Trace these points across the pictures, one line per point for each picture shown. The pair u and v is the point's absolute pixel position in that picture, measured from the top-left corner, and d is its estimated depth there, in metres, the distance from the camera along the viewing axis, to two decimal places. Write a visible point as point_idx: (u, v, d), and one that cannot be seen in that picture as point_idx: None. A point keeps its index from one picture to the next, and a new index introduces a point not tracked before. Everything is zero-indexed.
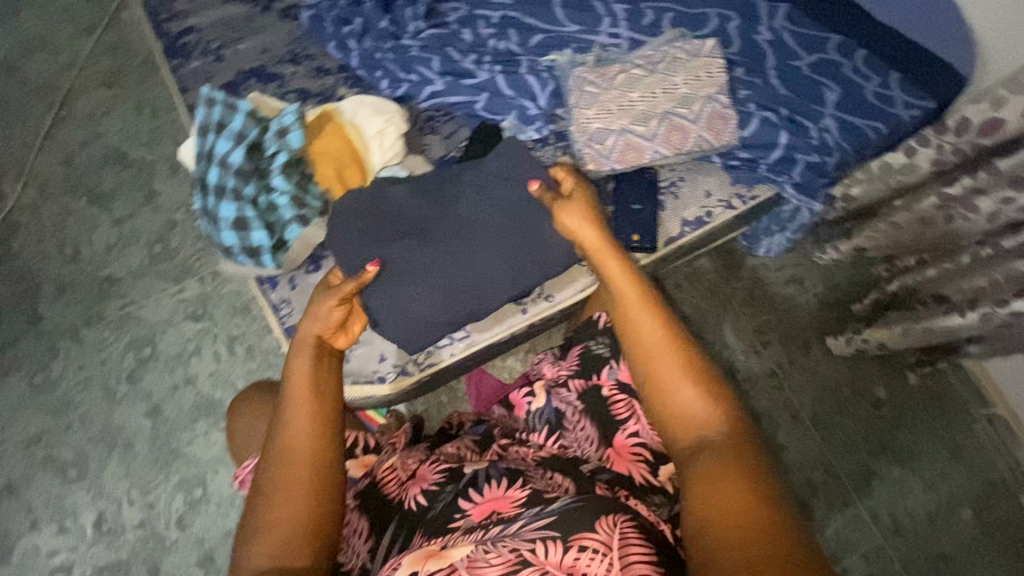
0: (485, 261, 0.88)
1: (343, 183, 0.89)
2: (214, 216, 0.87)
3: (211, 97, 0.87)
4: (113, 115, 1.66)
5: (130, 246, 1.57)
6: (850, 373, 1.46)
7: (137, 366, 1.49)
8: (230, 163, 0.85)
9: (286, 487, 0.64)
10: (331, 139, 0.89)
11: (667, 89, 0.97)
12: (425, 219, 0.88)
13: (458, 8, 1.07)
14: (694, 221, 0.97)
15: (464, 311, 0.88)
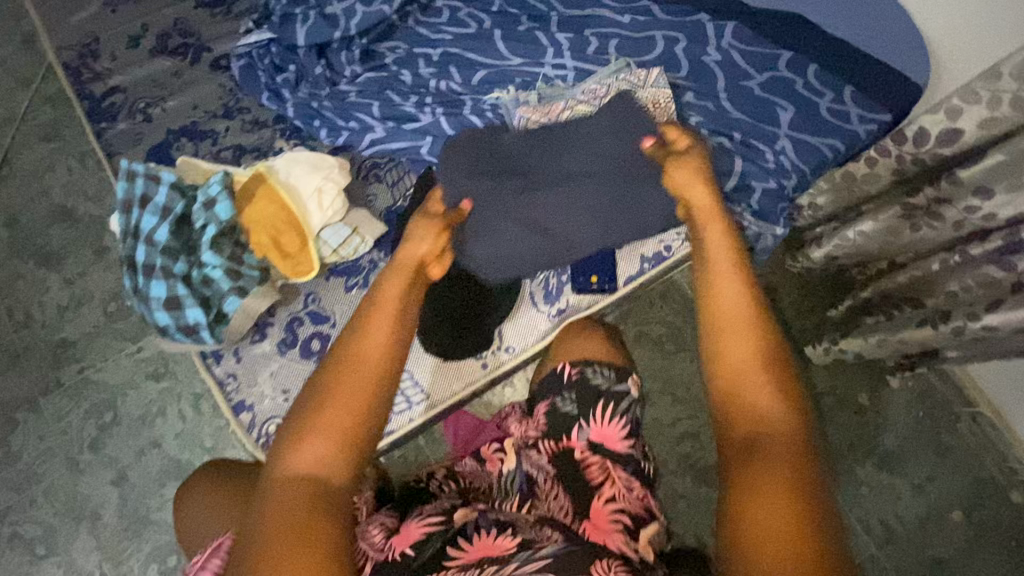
0: (582, 202, 0.89)
1: (281, 249, 0.85)
2: (144, 295, 0.82)
3: (132, 170, 0.84)
4: (57, 170, 1.59)
5: (84, 307, 1.51)
6: (827, 379, 1.40)
7: (100, 433, 1.43)
8: (157, 240, 0.81)
9: (334, 418, 0.56)
10: (264, 205, 0.85)
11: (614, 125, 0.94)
12: (529, 155, 0.91)
13: (397, 48, 1.04)
14: (653, 257, 0.94)
15: (555, 246, 0.90)
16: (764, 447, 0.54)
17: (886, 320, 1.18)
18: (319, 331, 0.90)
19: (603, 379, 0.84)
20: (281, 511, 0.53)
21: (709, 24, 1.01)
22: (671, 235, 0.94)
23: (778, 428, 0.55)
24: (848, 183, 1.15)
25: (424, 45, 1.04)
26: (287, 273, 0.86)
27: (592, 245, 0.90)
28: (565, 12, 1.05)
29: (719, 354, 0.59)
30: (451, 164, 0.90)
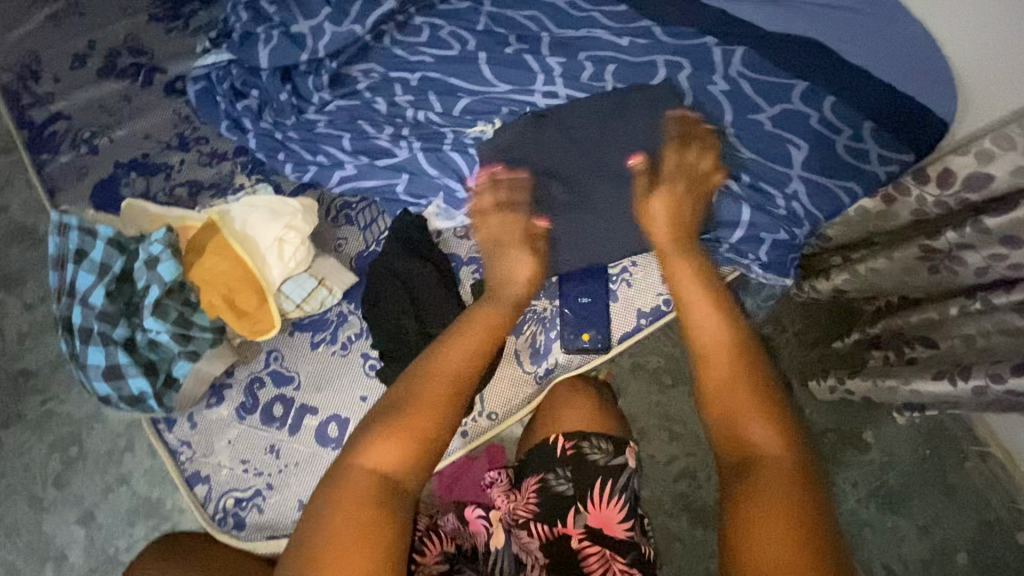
0: (617, 207, 0.85)
1: (237, 308, 0.77)
2: (81, 363, 0.74)
3: (66, 223, 0.76)
4: (15, 185, 1.49)
5: (46, 334, 1.42)
6: (833, 416, 1.23)
7: (64, 469, 1.34)
8: (93, 304, 0.73)
9: (423, 406, 0.60)
10: (216, 260, 0.77)
11: (609, 169, 0.86)
12: (569, 160, 0.87)
13: (371, 71, 0.93)
14: (651, 312, 0.86)
15: (587, 250, 0.85)
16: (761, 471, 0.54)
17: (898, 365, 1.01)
18: (282, 394, 0.81)
19: (600, 453, 0.74)
20: (353, 493, 0.54)
21: (717, 49, 0.92)
22: None
23: (774, 449, 0.56)
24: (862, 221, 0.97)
25: (401, 68, 0.93)
26: (244, 333, 0.77)
27: (631, 248, 0.85)
28: (557, 30, 0.95)
29: (709, 385, 0.63)
30: (494, 168, 0.86)
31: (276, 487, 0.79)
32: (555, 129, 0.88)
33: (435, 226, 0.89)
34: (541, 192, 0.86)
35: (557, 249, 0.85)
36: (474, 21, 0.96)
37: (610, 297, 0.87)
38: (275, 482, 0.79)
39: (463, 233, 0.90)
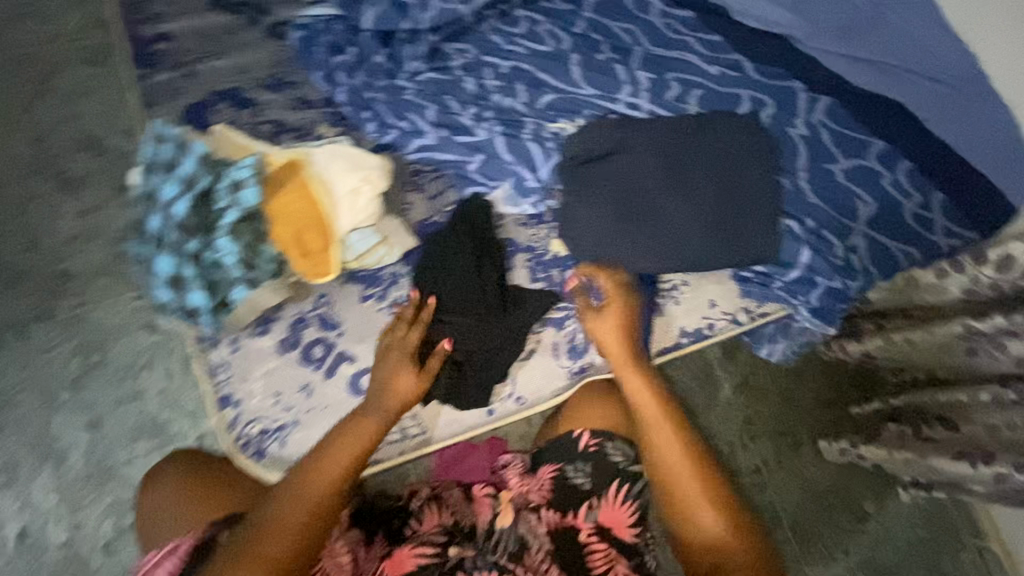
0: (691, 215, 0.83)
1: (303, 247, 0.79)
2: (148, 268, 0.77)
3: (162, 133, 0.78)
4: (94, 97, 1.54)
5: (93, 242, 1.46)
6: (840, 479, 1.25)
7: (83, 373, 1.39)
8: (174, 213, 0.75)
9: (276, 538, 0.62)
10: (295, 197, 0.79)
11: (690, 183, 0.84)
12: (649, 165, 0.84)
13: (465, 51, 0.96)
14: (693, 333, 0.87)
15: (657, 254, 0.83)
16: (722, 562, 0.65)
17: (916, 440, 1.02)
18: (324, 338, 0.84)
19: (621, 456, 0.75)
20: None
21: (802, 94, 0.94)
22: (716, 313, 0.87)
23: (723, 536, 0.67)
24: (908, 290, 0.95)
25: (495, 54, 0.96)
26: (304, 273, 0.80)
27: (692, 265, 0.84)
28: (651, 48, 0.98)
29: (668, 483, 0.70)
30: (574, 172, 0.85)
31: (303, 425, 0.81)
32: (635, 129, 0.86)
33: (504, 210, 0.91)
34: (607, 188, 0.84)
35: (619, 251, 0.84)
36: (572, 24, 0.99)
37: (653, 312, 0.87)
38: (303, 418, 0.81)
39: (524, 221, 0.91)
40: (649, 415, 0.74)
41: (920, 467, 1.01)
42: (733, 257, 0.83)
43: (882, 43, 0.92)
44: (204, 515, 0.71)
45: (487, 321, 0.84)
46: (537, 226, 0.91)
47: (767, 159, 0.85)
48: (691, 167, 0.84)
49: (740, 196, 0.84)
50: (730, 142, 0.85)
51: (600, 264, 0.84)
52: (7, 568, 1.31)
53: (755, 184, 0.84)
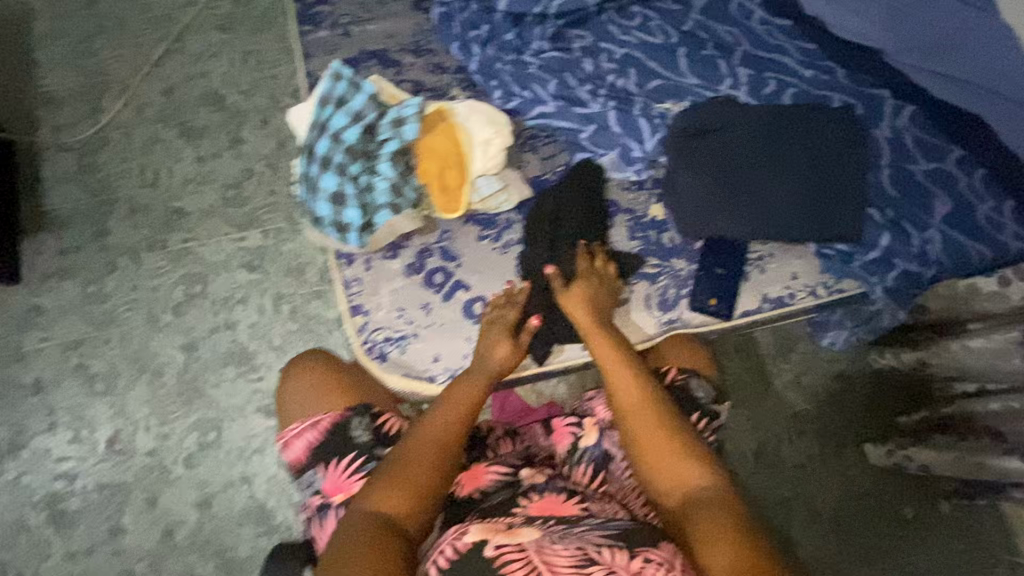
0: (787, 189, 0.92)
1: (442, 181, 0.92)
2: (315, 185, 0.92)
3: (338, 72, 0.93)
4: (221, 58, 1.71)
5: (206, 185, 1.62)
6: (880, 484, 1.41)
7: (185, 300, 1.53)
8: (344, 139, 0.90)
9: (415, 470, 0.75)
10: (441, 138, 0.92)
11: (789, 161, 0.93)
12: (753, 141, 0.93)
13: (583, 37, 1.09)
14: (775, 300, 0.95)
15: (753, 220, 0.92)
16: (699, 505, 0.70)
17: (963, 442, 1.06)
18: (445, 266, 0.95)
19: (704, 394, 0.85)
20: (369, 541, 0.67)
21: (888, 101, 1.05)
22: (797, 285, 0.96)
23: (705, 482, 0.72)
24: (968, 298, 1.01)
25: (610, 42, 1.08)
26: (438, 207, 0.92)
27: (781, 235, 0.93)
28: (750, 49, 1.09)
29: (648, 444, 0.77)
30: (683, 143, 0.95)
31: (421, 338, 0.92)
32: (741, 112, 0.95)
33: (610, 175, 1.02)
34: (712, 160, 0.94)
35: (720, 215, 0.92)
36: (681, 22, 1.11)
37: (742, 276, 0.96)
38: (422, 332, 0.93)
39: (626, 186, 1.02)
40: (621, 380, 0.81)
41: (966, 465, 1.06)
42: (820, 233, 0.92)
43: (971, 63, 0.92)
44: (344, 396, 0.88)
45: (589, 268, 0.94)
46: (638, 191, 1.01)
47: (860, 149, 0.93)
48: (791, 147, 0.93)
49: (831, 180, 0.92)
50: (826, 132, 0.94)
51: (698, 227, 0.93)
52: (95, 470, 1.42)
53: (851, 169, 0.93)
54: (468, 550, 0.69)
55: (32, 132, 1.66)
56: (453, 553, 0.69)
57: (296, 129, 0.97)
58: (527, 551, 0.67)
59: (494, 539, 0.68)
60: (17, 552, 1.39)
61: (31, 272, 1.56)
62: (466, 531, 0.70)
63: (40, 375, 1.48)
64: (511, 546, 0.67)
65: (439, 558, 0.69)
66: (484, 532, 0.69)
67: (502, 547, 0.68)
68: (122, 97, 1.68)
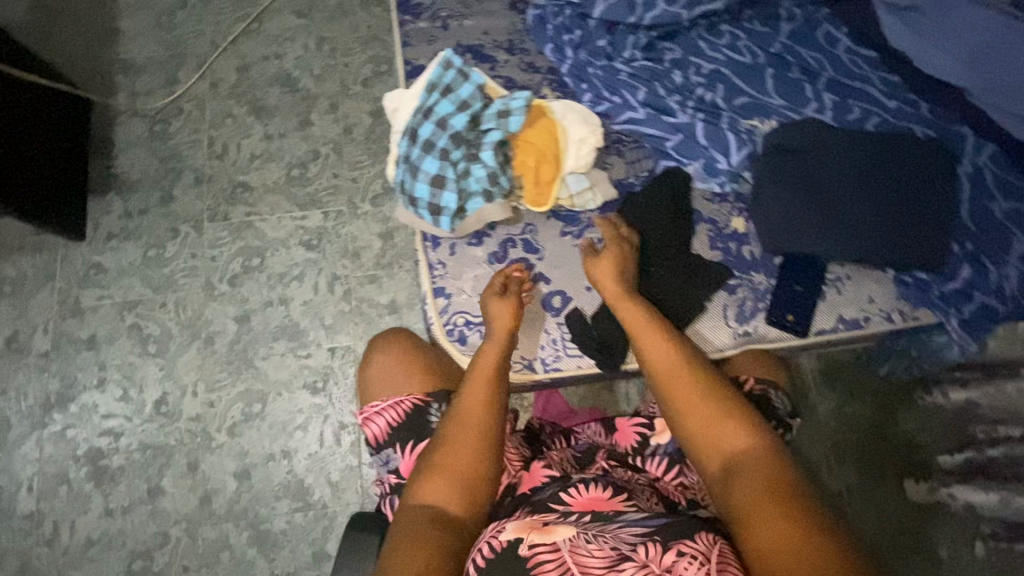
0: (871, 213, 0.95)
1: (536, 174, 0.95)
2: (415, 166, 0.95)
3: (450, 63, 0.98)
4: (296, 42, 1.75)
5: (271, 163, 1.65)
6: None
7: (242, 273, 1.55)
8: (450, 125, 0.94)
9: (455, 455, 0.77)
10: (540, 133, 0.96)
11: (875, 186, 0.95)
12: (840, 164, 0.96)
13: (673, 50, 1.12)
14: (850, 321, 0.96)
15: (835, 240, 0.94)
16: (739, 475, 0.71)
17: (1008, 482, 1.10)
18: (526, 259, 0.98)
19: (782, 405, 0.86)
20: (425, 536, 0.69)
21: (969, 138, 1.05)
22: (873, 309, 0.97)
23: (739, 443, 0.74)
24: None
25: (699, 56, 1.11)
26: (528, 200, 0.95)
27: (862, 255, 0.94)
28: (836, 76, 1.11)
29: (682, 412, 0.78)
30: (770, 160, 0.98)
31: None
32: (831, 136, 0.98)
33: (694, 185, 1.04)
34: (800, 179, 0.96)
35: (804, 233, 0.95)
36: (769, 44, 1.13)
37: (820, 295, 0.97)
38: None
39: (708, 197, 1.03)
40: (652, 350, 0.83)
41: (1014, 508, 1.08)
42: (901, 259, 0.94)
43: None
44: (421, 378, 0.89)
45: (669, 273, 0.96)
46: (720, 203, 1.03)
47: (949, 183, 0.96)
48: (878, 173, 0.96)
49: (915, 209, 0.95)
50: (915, 163, 0.96)
51: (783, 241, 0.95)
52: (140, 430, 1.44)
53: (936, 201, 0.95)
54: (504, 548, 0.69)
55: (110, 97, 1.71)
56: (490, 552, 0.69)
57: (399, 113, 1.02)
58: (561, 550, 0.67)
59: (528, 538, 0.68)
60: (57, 503, 1.40)
61: (96, 231, 1.59)
62: (502, 529, 0.71)
63: (96, 331, 1.51)
64: (546, 545, 0.67)
65: (477, 555, 0.69)
66: (519, 530, 0.70)
67: (536, 546, 0.68)
68: (198, 71, 1.73)
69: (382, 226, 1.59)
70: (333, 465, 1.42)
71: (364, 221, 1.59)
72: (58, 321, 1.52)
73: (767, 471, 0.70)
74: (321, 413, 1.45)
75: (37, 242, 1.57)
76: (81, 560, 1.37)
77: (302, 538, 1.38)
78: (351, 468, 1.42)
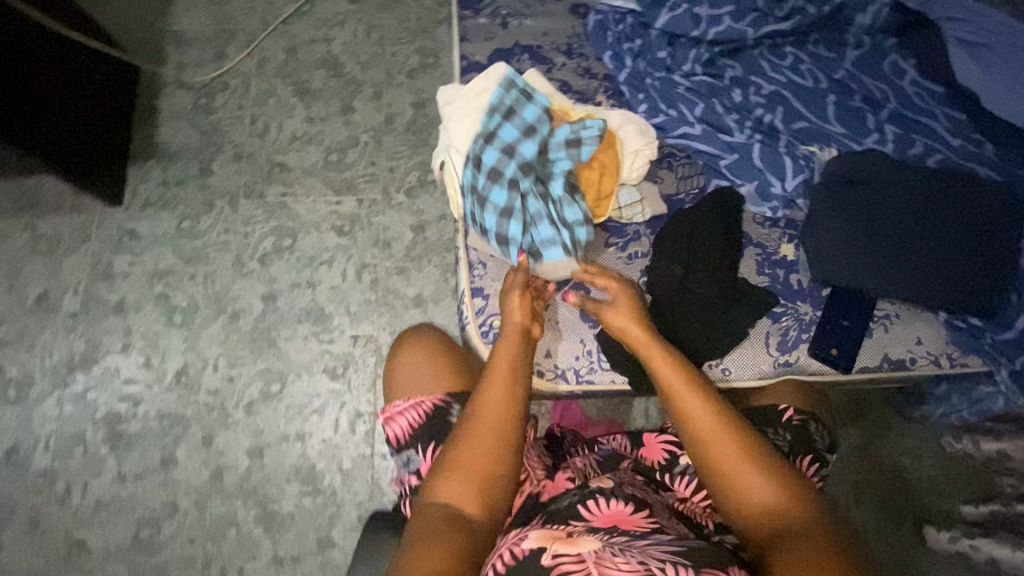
0: (928, 254, 0.91)
1: (598, 187, 0.96)
2: (482, 198, 0.94)
3: (513, 84, 1.00)
4: (346, 27, 1.75)
5: (311, 145, 1.65)
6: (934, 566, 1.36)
7: (272, 252, 1.56)
8: (518, 151, 0.95)
9: (470, 450, 0.74)
10: (601, 145, 0.97)
11: (938, 227, 0.92)
12: (902, 200, 0.92)
13: (734, 68, 1.09)
14: (896, 361, 0.93)
15: (889, 278, 0.91)
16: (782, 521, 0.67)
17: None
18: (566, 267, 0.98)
19: (821, 439, 0.84)
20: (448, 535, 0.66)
21: None
22: (921, 351, 0.93)
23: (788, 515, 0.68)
24: None
25: (760, 76, 1.09)
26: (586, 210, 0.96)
27: (917, 297, 0.91)
28: (899, 108, 1.08)
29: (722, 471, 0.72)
30: (827, 187, 0.95)
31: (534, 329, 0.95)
32: (897, 171, 0.94)
33: (745, 207, 1.01)
34: (860, 212, 0.93)
35: (858, 268, 0.92)
36: (833, 70, 1.11)
37: (866, 331, 0.94)
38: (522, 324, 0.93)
39: (759, 221, 1.01)
40: (693, 402, 0.77)
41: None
42: (956, 305, 0.91)
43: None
44: (442, 380, 0.87)
45: (714, 295, 0.93)
46: (771, 228, 1.00)
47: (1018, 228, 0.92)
48: (941, 213, 0.92)
49: (979, 256, 0.91)
50: (983, 208, 0.92)
51: (833, 275, 0.92)
52: (159, 398, 1.45)
53: (1001, 246, 0.91)
54: (525, 556, 0.65)
55: (158, 66, 1.72)
56: (511, 559, 0.65)
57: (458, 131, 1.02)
58: (586, 562, 0.63)
59: (552, 547, 0.65)
60: (71, 464, 1.41)
61: (133, 197, 1.61)
62: (526, 536, 0.67)
63: (124, 297, 1.52)
64: (571, 556, 0.63)
65: (497, 562, 0.66)
66: (542, 540, 0.66)
67: (560, 556, 0.64)
68: (247, 48, 1.73)
69: (415, 219, 1.58)
70: (345, 453, 1.41)
71: (398, 212, 1.59)
72: (88, 283, 1.53)
73: (813, 525, 0.67)
74: (338, 399, 1.44)
75: (75, 203, 1.59)
76: (90, 522, 1.38)
77: (309, 522, 1.37)
78: (363, 457, 1.41)
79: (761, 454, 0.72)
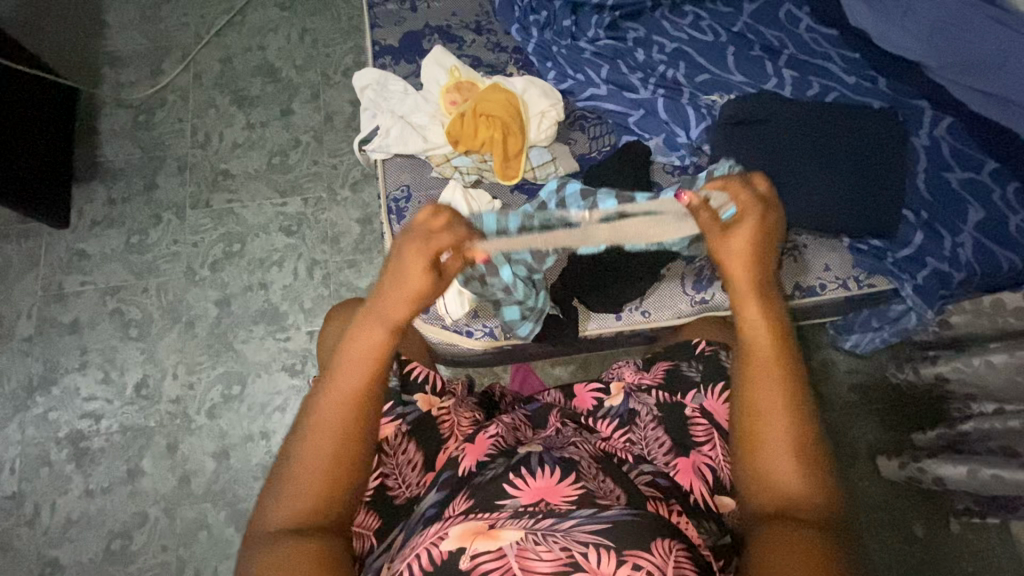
0: (824, 183, 0.98)
1: (505, 137, 1.01)
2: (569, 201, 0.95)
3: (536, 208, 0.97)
4: (279, 34, 1.78)
5: (253, 151, 1.67)
6: (893, 497, 1.29)
7: (223, 258, 1.58)
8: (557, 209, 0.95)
9: (318, 472, 0.63)
10: (505, 101, 1.02)
11: (828, 160, 0.99)
12: (795, 138, 0.99)
13: (637, 29, 1.14)
14: (807, 288, 1.02)
15: (792, 208, 0.98)
16: (780, 515, 0.58)
17: (979, 458, 1.04)
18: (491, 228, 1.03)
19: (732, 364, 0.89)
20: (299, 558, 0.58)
21: (927, 112, 1.07)
22: (829, 276, 1.02)
23: (803, 505, 0.59)
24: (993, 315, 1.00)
25: (662, 35, 1.14)
26: (498, 171, 1.02)
27: (818, 223, 0.98)
28: (797, 53, 1.13)
29: (757, 443, 0.62)
30: (724, 131, 1.01)
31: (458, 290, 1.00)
32: (787, 110, 1.01)
33: (654, 158, 1.07)
34: (757, 151, 0.99)
35: None
36: (731, 23, 1.15)
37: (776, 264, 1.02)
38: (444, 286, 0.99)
39: (668, 169, 1.07)
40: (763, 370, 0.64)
41: (983, 480, 1.03)
42: (855, 228, 0.98)
43: (1006, 82, 0.96)
44: None
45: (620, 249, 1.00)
46: (681, 175, 1.06)
47: (902, 153, 0.99)
48: (829, 145, 0.99)
49: (871, 181, 0.98)
50: (869, 135, 0.99)
51: None
52: (121, 411, 1.46)
53: (892, 171, 0.98)
54: (446, 559, 0.61)
55: (95, 87, 1.73)
56: (430, 561, 0.62)
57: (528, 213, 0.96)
58: (505, 556, 0.60)
59: (472, 546, 0.61)
60: (37, 484, 1.42)
61: (80, 218, 1.62)
62: (445, 534, 0.63)
63: (78, 316, 1.53)
64: (489, 552, 0.60)
65: (415, 563, 0.62)
66: (462, 538, 0.62)
67: (479, 556, 0.60)
68: (183, 62, 1.76)
69: (360, 212, 1.61)
70: None
71: (343, 207, 1.61)
72: (41, 306, 1.54)
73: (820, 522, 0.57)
74: (299, 394, 1.46)
75: (21, 229, 1.60)
76: (61, 539, 1.39)
77: None
78: None
79: (810, 452, 0.60)
